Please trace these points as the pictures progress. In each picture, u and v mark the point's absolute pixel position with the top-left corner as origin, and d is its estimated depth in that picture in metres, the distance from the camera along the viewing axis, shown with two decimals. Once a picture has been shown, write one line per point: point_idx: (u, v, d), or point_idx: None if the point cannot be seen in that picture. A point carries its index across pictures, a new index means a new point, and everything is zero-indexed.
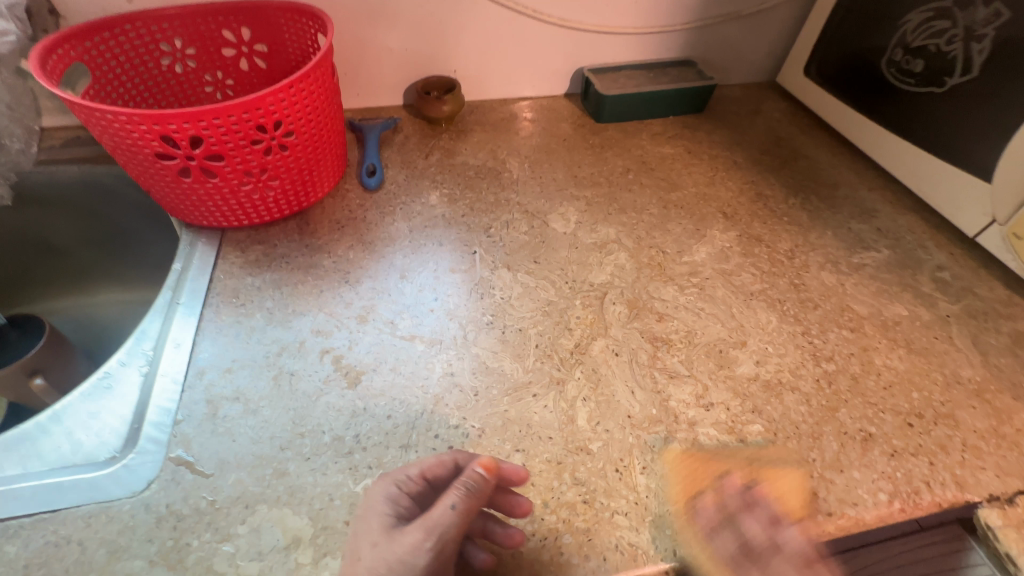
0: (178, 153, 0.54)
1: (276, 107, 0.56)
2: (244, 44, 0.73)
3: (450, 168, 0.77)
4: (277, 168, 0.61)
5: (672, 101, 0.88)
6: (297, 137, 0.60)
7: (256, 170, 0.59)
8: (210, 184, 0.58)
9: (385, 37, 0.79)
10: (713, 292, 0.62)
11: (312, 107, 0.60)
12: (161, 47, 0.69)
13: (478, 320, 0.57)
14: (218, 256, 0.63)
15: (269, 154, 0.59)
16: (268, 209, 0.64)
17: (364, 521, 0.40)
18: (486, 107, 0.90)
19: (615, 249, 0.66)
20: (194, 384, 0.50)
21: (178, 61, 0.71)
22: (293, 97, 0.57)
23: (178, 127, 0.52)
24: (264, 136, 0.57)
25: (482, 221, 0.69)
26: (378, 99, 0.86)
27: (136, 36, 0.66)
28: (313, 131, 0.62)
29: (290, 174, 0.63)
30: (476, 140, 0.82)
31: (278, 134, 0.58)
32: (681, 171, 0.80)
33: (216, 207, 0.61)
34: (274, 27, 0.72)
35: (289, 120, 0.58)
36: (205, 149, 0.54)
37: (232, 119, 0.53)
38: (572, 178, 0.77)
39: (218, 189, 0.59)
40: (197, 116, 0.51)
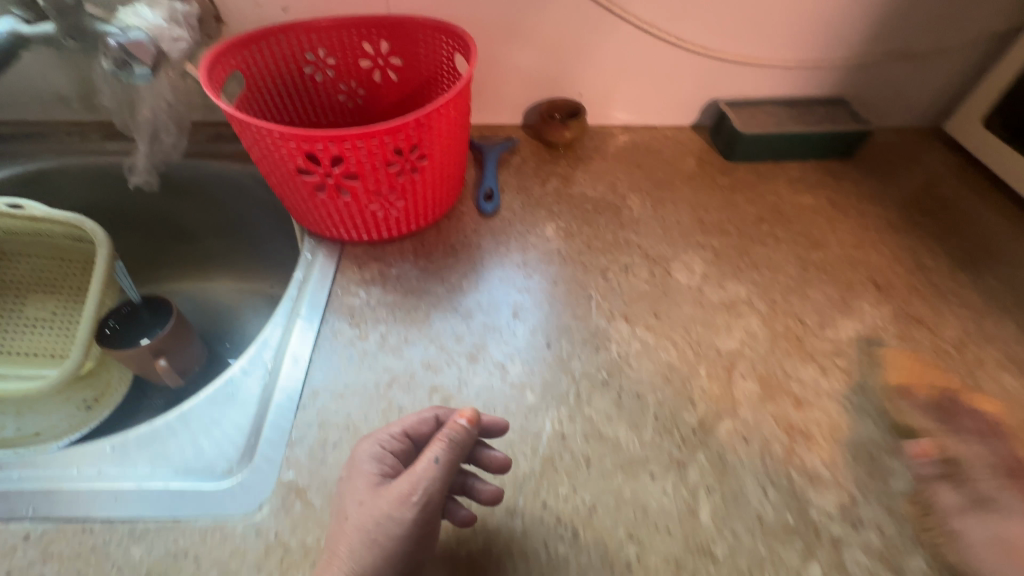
0: (319, 170, 0.54)
1: (416, 132, 0.55)
2: (381, 56, 0.73)
3: (567, 198, 0.73)
4: (405, 190, 0.60)
5: (819, 143, 0.79)
6: (429, 161, 0.59)
7: (385, 190, 0.59)
8: (341, 200, 0.58)
9: (516, 56, 0.76)
10: (861, 380, 0.54)
11: (446, 133, 0.59)
12: (306, 56, 0.71)
13: (591, 377, 0.53)
14: (337, 270, 0.63)
15: (401, 176, 0.58)
16: (388, 228, 0.64)
17: (353, 479, 0.41)
18: (606, 133, 0.85)
19: (746, 312, 0.60)
20: (309, 405, 0.50)
21: (319, 70, 0.73)
22: (433, 122, 0.56)
23: (324, 147, 0.52)
24: (399, 159, 0.56)
25: (598, 261, 0.65)
26: (498, 117, 0.84)
27: (286, 44, 0.68)
28: (442, 155, 0.61)
29: (415, 196, 0.62)
30: (594, 170, 0.78)
31: (412, 157, 0.57)
32: (824, 226, 0.71)
33: (341, 221, 0.62)
34: (412, 42, 0.71)
35: (425, 145, 0.57)
36: (343, 169, 0.54)
37: (374, 142, 0.53)
38: (698, 223, 0.70)
39: (347, 206, 0.59)
40: (344, 137, 0.51)
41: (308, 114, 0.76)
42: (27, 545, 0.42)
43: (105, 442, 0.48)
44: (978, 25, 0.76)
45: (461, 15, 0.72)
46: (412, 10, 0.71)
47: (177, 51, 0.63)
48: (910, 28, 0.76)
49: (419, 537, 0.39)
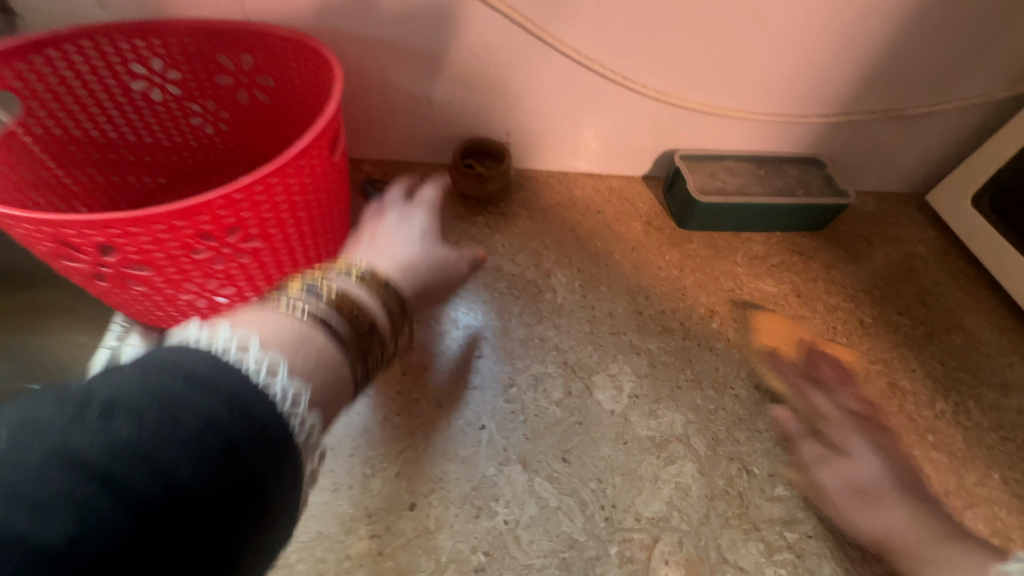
0: (85, 259, 0.38)
1: (231, 211, 0.39)
2: (241, 74, 0.56)
3: (478, 272, 0.58)
4: (233, 277, 0.44)
5: (787, 214, 0.66)
6: (264, 242, 0.43)
7: (201, 280, 0.43)
8: (135, 292, 0.42)
9: (424, 83, 0.60)
10: (809, 563, 0.43)
11: (289, 206, 0.43)
12: (133, 69, 0.53)
13: (463, 561, 0.39)
14: None
15: (220, 262, 0.42)
16: None
17: (409, 234, 0.47)
18: (541, 180, 0.70)
19: (680, 455, 0.47)
20: None
21: (156, 87, 0.55)
22: (260, 197, 0.40)
23: (77, 233, 0.35)
24: (211, 244, 0.40)
25: (503, 369, 0.50)
26: (408, 154, 0.68)
27: (99, 54, 0.51)
28: (290, 231, 0.45)
29: (253, 283, 0.46)
30: (518, 232, 0.63)
31: (233, 241, 0.41)
32: (785, 325, 0.58)
33: (146, 312, 0.45)
34: (279, 61, 0.54)
35: (255, 223, 0.41)
36: (120, 259, 0.38)
37: (160, 228, 0.37)
38: (635, 316, 0.57)
39: (148, 297, 0.43)
40: (106, 223, 0.35)
41: (146, 142, 0.59)
42: None
43: None
44: (978, 88, 0.64)
45: (348, 27, 0.55)
46: (281, 18, 0.54)
47: None
48: (902, 86, 0.64)
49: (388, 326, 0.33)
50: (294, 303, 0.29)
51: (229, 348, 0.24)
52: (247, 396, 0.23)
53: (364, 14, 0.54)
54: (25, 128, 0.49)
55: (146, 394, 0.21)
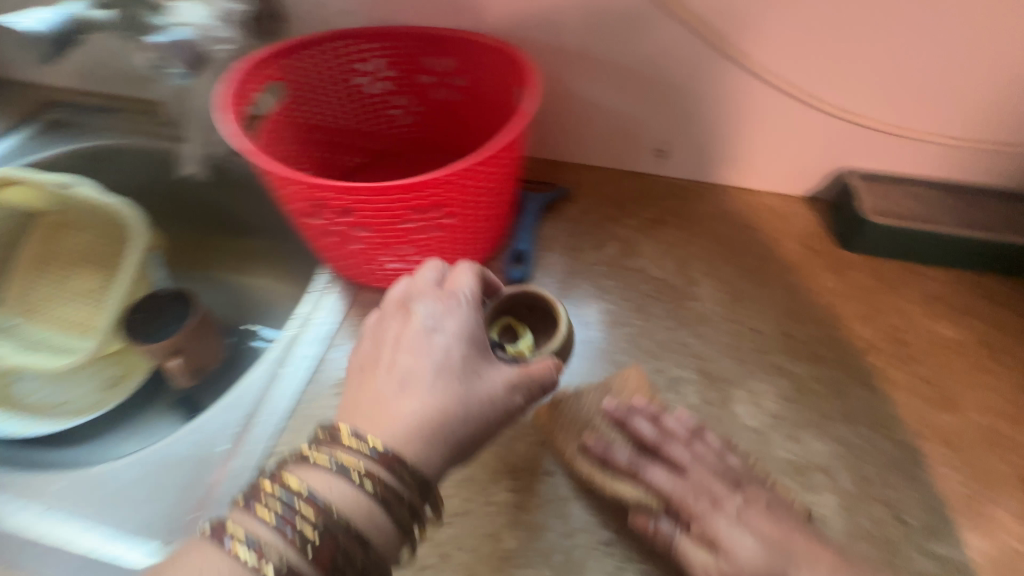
0: (328, 218, 0.48)
1: (443, 190, 0.46)
2: (441, 75, 0.64)
3: (623, 272, 0.61)
4: (427, 247, 0.52)
5: (976, 253, 0.60)
6: (459, 219, 0.51)
7: (404, 246, 0.51)
8: (353, 249, 0.51)
9: (596, 91, 0.63)
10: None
11: (483, 192, 0.50)
12: (359, 68, 0.63)
13: (592, 533, 0.42)
14: (342, 316, 0.57)
15: (422, 233, 0.50)
16: None
17: (407, 347, 0.39)
18: (694, 191, 0.70)
19: (821, 484, 0.46)
20: None
21: (371, 84, 0.65)
22: (465, 181, 0.47)
23: (332, 196, 0.45)
24: (421, 217, 0.48)
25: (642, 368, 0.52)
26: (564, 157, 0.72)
27: (338, 55, 0.61)
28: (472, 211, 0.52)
29: (440, 253, 0.54)
30: (665, 240, 0.65)
31: (436, 216, 0.49)
32: (961, 375, 0.53)
33: (354, 267, 0.55)
34: (475, 66, 0.62)
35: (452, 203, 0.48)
36: (354, 220, 0.47)
37: (390, 198, 0.45)
38: (783, 338, 0.55)
39: (360, 254, 0.52)
40: (354, 189, 0.44)
41: (361, 131, 0.68)
42: None
43: (62, 477, 0.46)
44: None
45: (539, 36, 0.60)
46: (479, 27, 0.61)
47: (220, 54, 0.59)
48: None
49: (399, 540, 0.35)
50: (310, 487, 0.34)
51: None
52: None
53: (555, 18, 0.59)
54: (285, 115, 0.61)
55: None
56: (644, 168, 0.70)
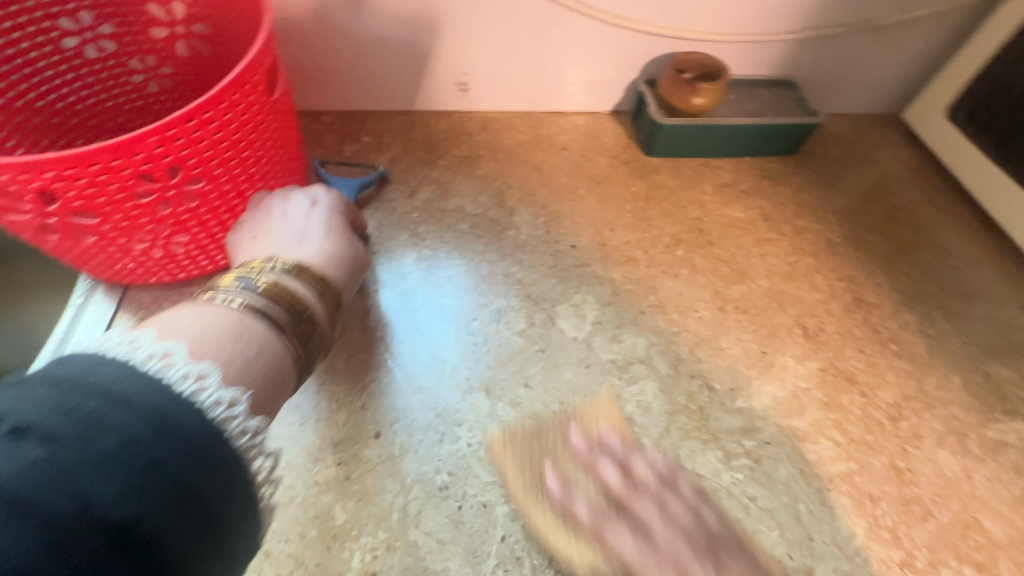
0: (29, 210, 0.38)
1: (167, 148, 0.39)
2: (177, 23, 0.55)
3: (440, 216, 0.58)
4: (184, 221, 0.45)
5: (754, 138, 0.65)
6: (210, 182, 0.44)
7: (153, 226, 0.43)
8: (88, 242, 0.43)
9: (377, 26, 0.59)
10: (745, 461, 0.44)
11: (230, 146, 0.43)
12: (61, 25, 0.52)
13: (427, 481, 0.41)
14: (114, 318, 0.49)
15: (168, 207, 0.43)
16: (183, 265, 0.49)
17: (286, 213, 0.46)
18: (504, 122, 0.69)
19: (641, 374, 0.48)
20: None
21: (89, 44, 0.54)
22: (196, 135, 0.40)
23: (17, 179, 0.36)
24: (155, 185, 0.40)
25: (466, 306, 0.51)
26: (366, 105, 0.66)
27: (24, 12, 0.49)
28: (224, 156, 0.43)
29: (205, 227, 0.47)
30: (480, 173, 0.63)
31: (176, 181, 0.41)
32: (750, 249, 0.58)
33: (103, 264, 0.46)
34: (213, 8, 0.53)
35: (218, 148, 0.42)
36: (65, 205, 0.39)
37: (98, 168, 0.37)
38: (599, 248, 0.57)
39: (102, 247, 0.44)
40: (44, 164, 0.35)
41: (105, 101, 0.58)
42: None
43: None
44: None
45: None
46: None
47: None
48: None
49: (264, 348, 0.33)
50: (223, 296, 0.34)
51: (151, 355, 0.26)
52: (178, 432, 0.24)
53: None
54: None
55: (107, 412, 0.23)
56: (454, 106, 0.68)
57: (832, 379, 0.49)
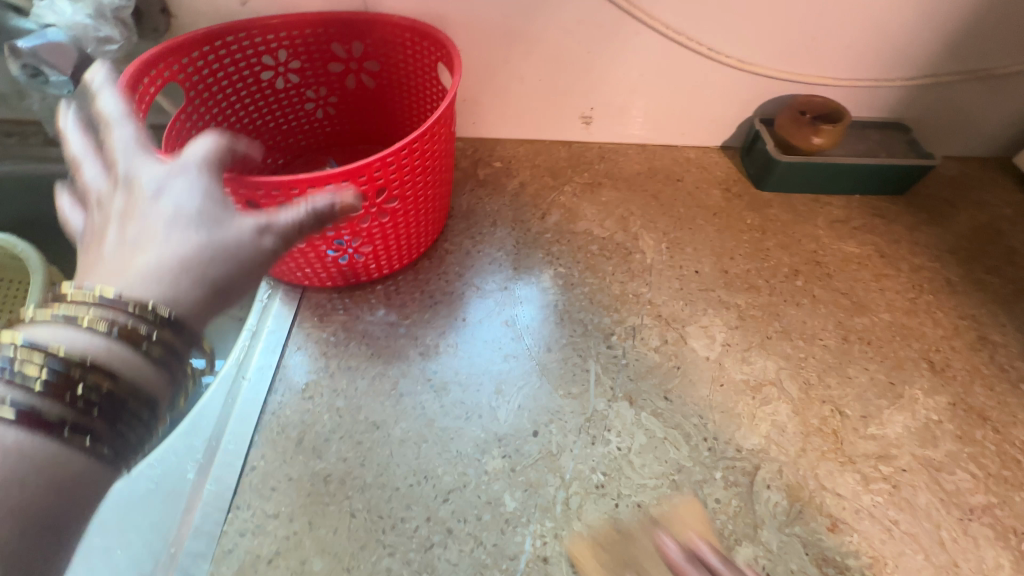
0: None
1: (382, 172, 0.45)
2: (354, 60, 0.63)
3: (570, 237, 0.63)
4: (372, 235, 0.51)
5: (869, 177, 0.68)
6: (401, 202, 0.50)
7: (348, 237, 0.50)
8: (294, 249, 0.50)
9: (521, 64, 0.65)
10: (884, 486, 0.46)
11: (421, 170, 0.49)
12: (263, 61, 0.60)
13: (585, 478, 0.45)
14: (296, 316, 0.54)
15: (365, 222, 0.49)
16: (356, 274, 0.55)
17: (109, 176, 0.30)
18: (620, 152, 0.74)
19: (774, 395, 0.50)
20: (243, 505, 0.42)
21: (280, 77, 0.62)
22: (404, 161, 0.46)
23: (269, 194, 0.43)
24: (362, 203, 0.47)
25: (602, 322, 0.55)
26: (495, 132, 0.73)
27: (238, 49, 0.58)
28: (415, 178, 0.49)
29: (386, 241, 0.53)
30: (603, 199, 0.67)
31: (378, 202, 0.48)
32: (868, 283, 0.60)
33: (298, 269, 0.53)
34: (388, 49, 0.60)
35: (406, 180, 0.49)
36: None
37: (328, 188, 0.44)
38: (721, 274, 0.60)
39: (304, 254, 0.51)
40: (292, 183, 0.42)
41: (278, 123, 0.66)
42: None
43: None
44: None
45: (457, 10, 0.61)
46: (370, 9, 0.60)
47: (108, 56, 0.54)
48: (988, 46, 0.64)
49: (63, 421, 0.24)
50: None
51: None
52: None
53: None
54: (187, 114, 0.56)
55: None
56: (575, 137, 0.74)
57: (963, 415, 0.50)
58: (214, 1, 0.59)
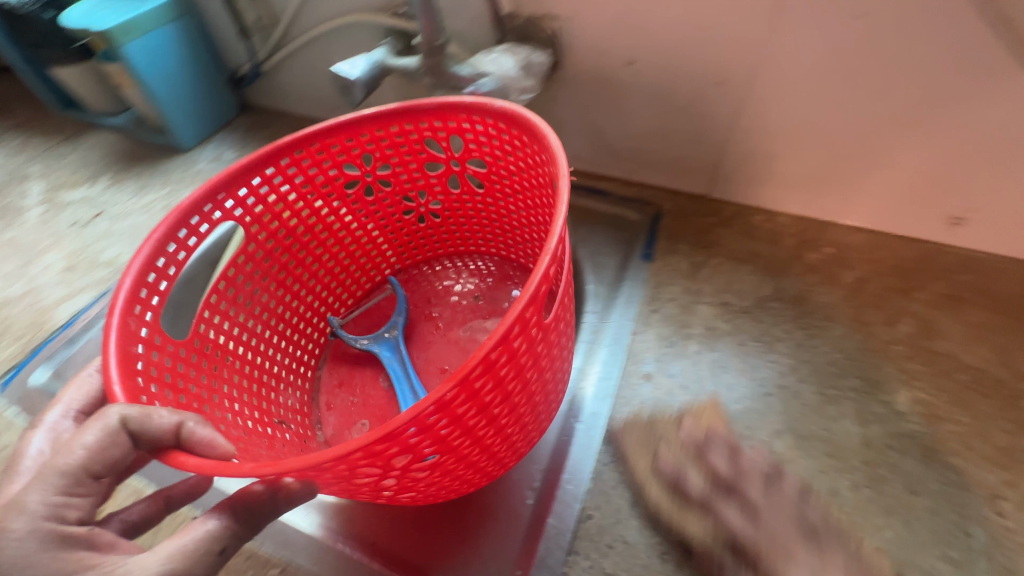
0: (379, 476, 0.34)
1: (490, 394, 0.34)
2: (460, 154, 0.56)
3: (929, 357, 0.54)
4: (472, 459, 0.39)
5: None
6: (492, 432, 0.38)
7: (454, 466, 0.38)
8: (418, 482, 0.37)
9: (904, 152, 0.59)
10: None
11: (531, 394, 0.40)
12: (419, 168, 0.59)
13: None
14: (622, 365, 0.55)
15: (490, 442, 0.39)
16: (480, 478, 0.43)
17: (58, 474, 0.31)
18: (989, 264, 0.62)
19: None
20: (583, 553, 0.44)
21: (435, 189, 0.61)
22: (504, 388, 0.36)
23: (398, 449, 0.32)
24: (468, 426, 0.35)
25: (988, 480, 0.45)
26: (830, 214, 0.67)
27: (369, 139, 0.55)
28: (505, 405, 0.37)
29: (473, 465, 0.40)
30: (971, 319, 0.57)
31: (438, 446, 0.35)
32: None
33: (438, 489, 0.40)
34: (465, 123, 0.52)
35: (508, 379, 0.35)
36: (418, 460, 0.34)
37: (427, 434, 0.32)
38: None
39: (439, 479, 0.38)
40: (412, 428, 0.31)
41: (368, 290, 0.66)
42: None
43: (387, 511, 0.48)
44: None
45: (853, 91, 0.56)
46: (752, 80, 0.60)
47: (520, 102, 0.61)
48: None
49: None
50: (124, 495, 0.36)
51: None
52: None
53: (888, 58, 0.53)
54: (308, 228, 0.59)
55: None
56: (930, 237, 0.64)
57: None
58: (605, 60, 0.64)
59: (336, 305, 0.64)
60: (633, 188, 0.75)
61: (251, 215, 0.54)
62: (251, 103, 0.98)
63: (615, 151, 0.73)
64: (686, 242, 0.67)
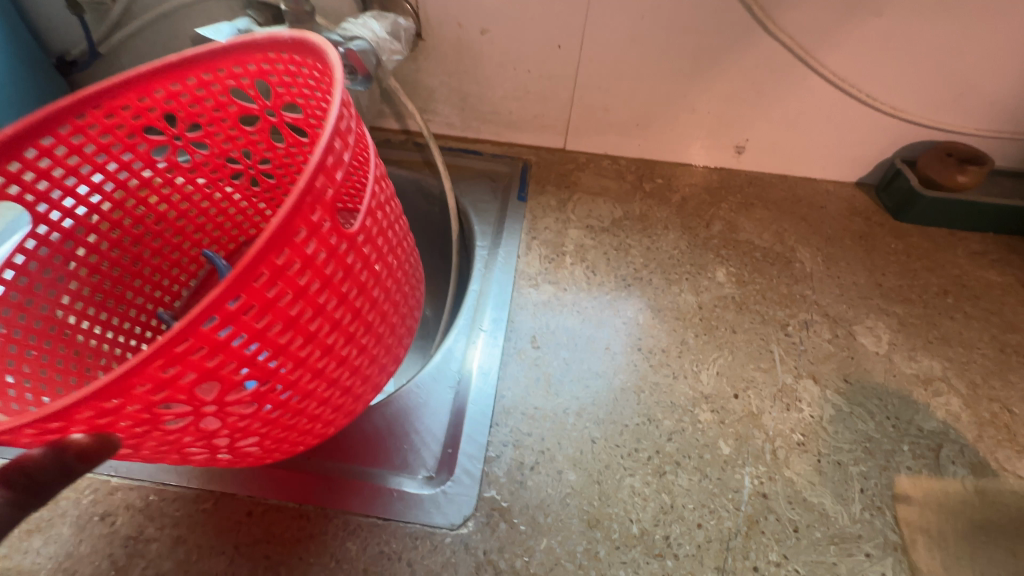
0: (190, 408, 0.31)
1: (256, 325, 0.31)
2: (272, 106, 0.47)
3: (734, 244, 0.71)
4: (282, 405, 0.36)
5: (997, 219, 0.74)
6: (294, 368, 0.35)
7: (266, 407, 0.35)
8: (226, 428, 0.34)
9: (696, 96, 0.77)
10: None
11: (329, 323, 0.36)
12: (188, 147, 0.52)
13: (787, 437, 0.51)
14: (513, 279, 0.64)
15: (284, 391, 0.35)
16: (296, 437, 0.40)
17: None
18: (765, 180, 0.83)
19: (944, 390, 0.56)
20: (501, 423, 0.50)
21: (226, 147, 0.53)
22: (281, 321, 0.32)
23: (156, 385, 0.28)
24: (247, 371, 0.32)
25: (778, 315, 0.62)
26: (656, 154, 0.84)
27: (183, 99, 0.46)
28: (295, 335, 0.34)
29: (293, 409, 0.37)
30: (758, 216, 0.76)
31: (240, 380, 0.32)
32: (1016, 308, 0.66)
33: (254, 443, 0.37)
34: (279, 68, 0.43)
35: (314, 291, 0.34)
36: (226, 389, 0.31)
37: (198, 362, 0.29)
38: (878, 287, 0.67)
39: (249, 428, 0.35)
40: (157, 364, 0.27)
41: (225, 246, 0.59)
42: (251, 521, 0.43)
43: None
44: None
45: (653, 50, 0.72)
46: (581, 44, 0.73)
47: (391, 64, 0.68)
48: None
49: None
50: None
51: None
52: None
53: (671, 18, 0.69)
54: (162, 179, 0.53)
55: None
56: (725, 163, 0.84)
57: None
58: (461, 30, 0.73)
59: (170, 294, 0.59)
60: (502, 147, 0.85)
61: (35, 193, 0.44)
62: (86, 91, 0.89)
63: (482, 114, 0.82)
64: (552, 184, 0.79)
